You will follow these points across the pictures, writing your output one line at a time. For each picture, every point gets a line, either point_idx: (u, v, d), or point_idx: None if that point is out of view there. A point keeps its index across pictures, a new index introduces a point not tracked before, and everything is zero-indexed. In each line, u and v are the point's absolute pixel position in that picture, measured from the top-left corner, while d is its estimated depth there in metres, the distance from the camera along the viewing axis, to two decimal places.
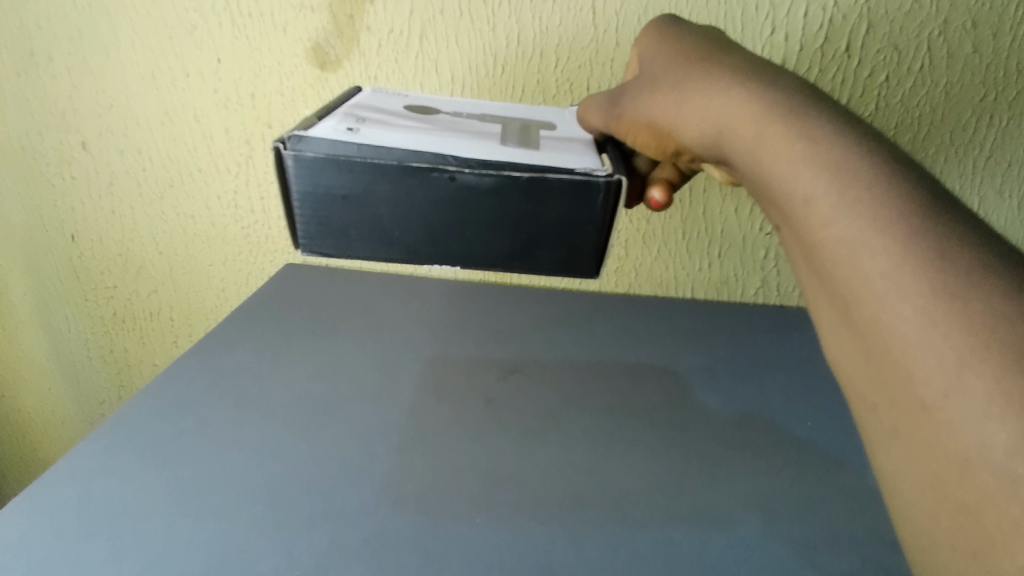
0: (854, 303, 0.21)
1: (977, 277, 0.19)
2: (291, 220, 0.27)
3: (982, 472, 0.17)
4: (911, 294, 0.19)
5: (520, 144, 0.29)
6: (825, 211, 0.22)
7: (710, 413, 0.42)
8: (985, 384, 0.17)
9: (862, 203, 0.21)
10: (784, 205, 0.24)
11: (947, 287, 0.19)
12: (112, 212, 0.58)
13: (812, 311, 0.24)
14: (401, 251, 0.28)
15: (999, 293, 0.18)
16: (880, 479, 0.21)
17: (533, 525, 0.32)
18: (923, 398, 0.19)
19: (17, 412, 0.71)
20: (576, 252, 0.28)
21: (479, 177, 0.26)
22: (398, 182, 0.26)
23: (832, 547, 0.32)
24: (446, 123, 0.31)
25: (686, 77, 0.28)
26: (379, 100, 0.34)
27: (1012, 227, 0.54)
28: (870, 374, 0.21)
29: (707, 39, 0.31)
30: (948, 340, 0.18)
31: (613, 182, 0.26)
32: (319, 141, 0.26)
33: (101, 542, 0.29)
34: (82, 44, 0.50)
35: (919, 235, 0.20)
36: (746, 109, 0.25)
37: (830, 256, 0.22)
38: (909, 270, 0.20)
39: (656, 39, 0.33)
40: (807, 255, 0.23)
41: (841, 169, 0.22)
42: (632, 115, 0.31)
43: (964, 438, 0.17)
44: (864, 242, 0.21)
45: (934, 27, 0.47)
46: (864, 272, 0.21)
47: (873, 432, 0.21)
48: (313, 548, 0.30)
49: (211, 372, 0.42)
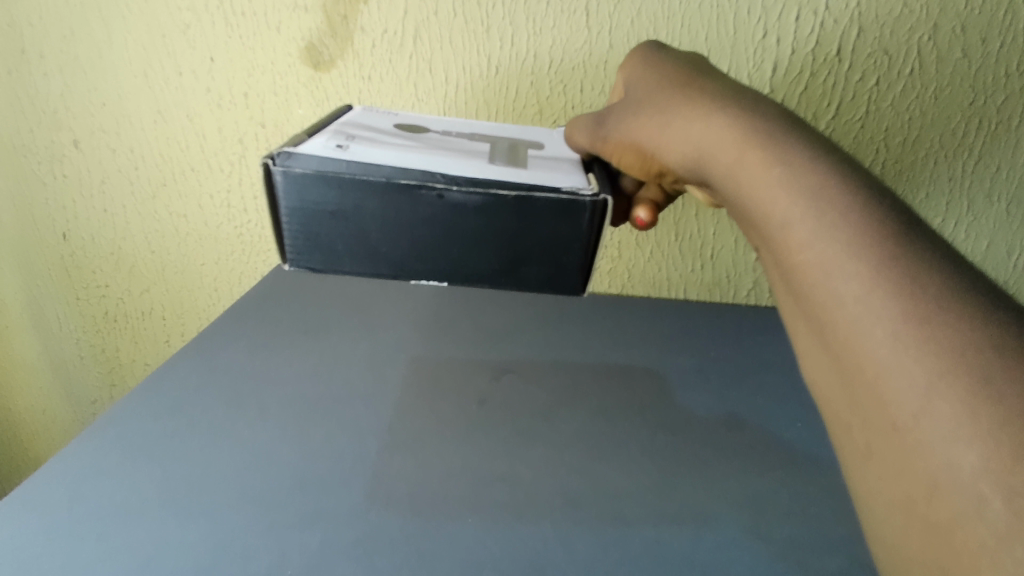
0: (830, 326, 0.21)
1: (948, 301, 0.19)
2: (279, 235, 0.27)
3: (951, 491, 0.17)
4: (883, 318, 0.20)
5: (509, 163, 0.29)
6: (802, 235, 0.22)
7: (697, 415, 0.43)
8: (953, 407, 0.18)
9: (837, 228, 0.22)
10: (764, 228, 0.24)
11: (918, 311, 0.19)
12: (103, 211, 0.58)
13: (791, 333, 0.24)
14: (390, 266, 0.28)
15: (967, 318, 0.19)
16: (856, 496, 0.21)
17: (523, 524, 0.32)
18: (896, 419, 0.19)
19: (7, 410, 0.71)
20: (563, 269, 0.28)
21: (467, 195, 0.26)
22: (386, 199, 0.26)
23: (816, 548, 0.33)
24: (436, 141, 0.31)
25: (669, 100, 0.29)
26: (369, 117, 0.35)
27: (1000, 230, 0.54)
28: (846, 395, 0.21)
29: (691, 64, 0.32)
30: (919, 363, 0.19)
31: (599, 201, 0.26)
32: (308, 157, 0.26)
33: (92, 542, 0.29)
34: (73, 42, 0.50)
35: (892, 260, 0.20)
36: (727, 134, 0.26)
37: (807, 281, 0.22)
38: (881, 293, 0.20)
39: (642, 62, 0.33)
40: (786, 279, 0.24)
41: (816, 195, 0.23)
42: (618, 134, 0.31)
43: (935, 459, 0.18)
44: (838, 266, 0.21)
45: (923, 33, 0.47)
46: (839, 296, 0.21)
47: (850, 451, 0.21)
48: (305, 549, 0.30)
49: (202, 373, 0.42)
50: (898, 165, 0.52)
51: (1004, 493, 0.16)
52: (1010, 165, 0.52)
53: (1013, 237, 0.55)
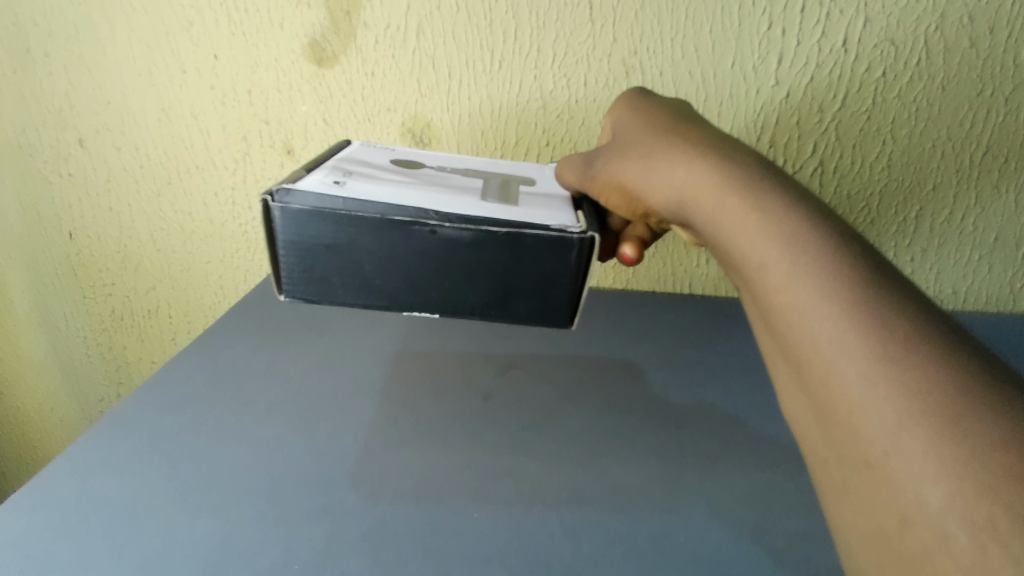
0: (806, 367, 0.22)
1: (916, 342, 0.20)
2: (277, 268, 0.28)
3: (920, 527, 0.18)
4: (855, 360, 0.21)
5: (500, 200, 0.30)
6: (779, 278, 0.24)
7: (703, 410, 0.44)
8: (922, 446, 0.19)
9: (810, 273, 0.23)
10: (745, 270, 0.26)
11: (886, 353, 0.20)
12: (108, 210, 0.59)
13: (772, 373, 0.25)
14: (383, 298, 0.29)
15: (932, 359, 0.20)
16: (834, 529, 0.22)
17: (529, 518, 0.34)
18: (868, 455, 0.20)
19: (15, 408, 0.73)
20: (552, 303, 0.29)
21: (459, 231, 0.27)
22: (381, 235, 0.27)
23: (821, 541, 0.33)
24: (431, 177, 0.32)
25: (654, 146, 0.30)
26: (366, 153, 0.35)
27: (1008, 222, 0.54)
28: (823, 432, 0.22)
29: (675, 112, 0.33)
30: (888, 402, 0.20)
31: (587, 239, 0.27)
32: (305, 195, 0.27)
33: (101, 537, 0.31)
34: (77, 41, 0.50)
35: (863, 303, 0.21)
36: (708, 179, 0.27)
37: (785, 322, 0.23)
38: (844, 329, 0.21)
39: (629, 109, 0.35)
40: (767, 318, 0.25)
41: (790, 240, 0.24)
42: (606, 174, 0.32)
43: (907, 494, 0.19)
44: (813, 309, 0.22)
45: (930, 22, 0.47)
46: (814, 337, 0.22)
47: (826, 485, 0.22)
48: (313, 544, 0.31)
49: (207, 369, 0.44)
50: (906, 155, 0.52)
51: (969, 530, 0.17)
52: (1018, 156, 0.51)
53: (1021, 229, 0.55)
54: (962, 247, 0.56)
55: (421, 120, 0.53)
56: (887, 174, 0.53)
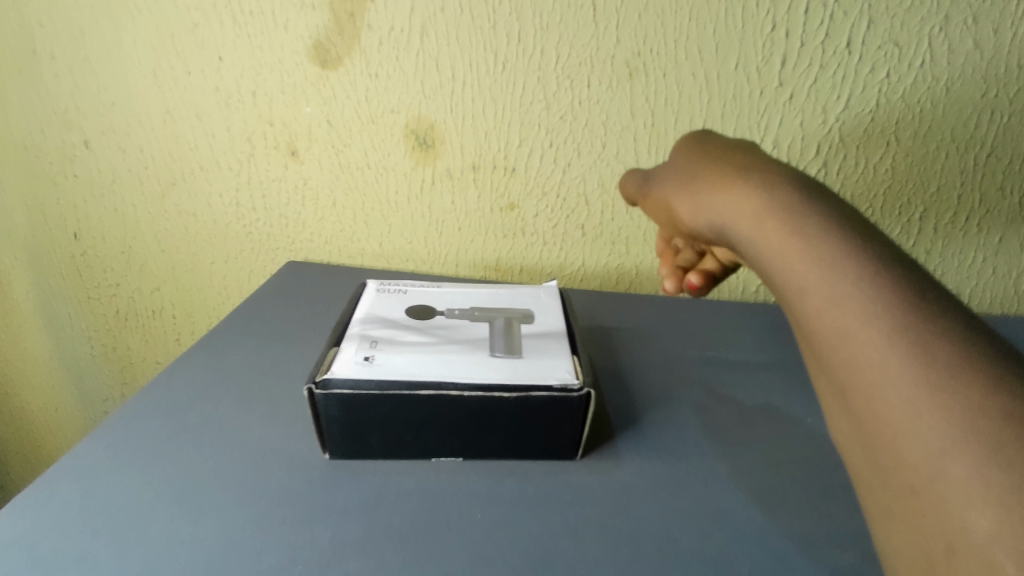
0: (849, 390, 0.22)
1: (959, 368, 0.20)
2: None
3: (965, 555, 0.17)
4: (897, 384, 0.20)
5: None
6: (816, 302, 0.24)
7: (712, 409, 0.43)
8: (967, 472, 0.18)
9: (851, 296, 0.23)
10: (785, 293, 0.26)
11: (930, 378, 0.20)
12: (113, 211, 0.58)
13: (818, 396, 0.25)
14: None
15: (978, 387, 0.19)
16: (883, 554, 0.21)
17: (533, 519, 0.33)
18: (912, 480, 0.19)
19: (18, 409, 0.72)
20: None
21: None
22: None
23: (829, 541, 0.32)
24: None
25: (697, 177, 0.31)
26: None
27: (1013, 223, 0.54)
28: (867, 457, 0.21)
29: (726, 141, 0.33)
30: (933, 428, 0.19)
31: None
32: None
33: (106, 538, 0.30)
34: (83, 43, 0.51)
35: (905, 328, 0.21)
36: (747, 206, 0.28)
37: (826, 344, 0.23)
38: (895, 348, 0.21)
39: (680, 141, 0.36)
40: (808, 343, 0.24)
41: (834, 257, 0.24)
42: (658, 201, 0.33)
43: (950, 521, 0.18)
44: (853, 332, 0.22)
45: (935, 23, 0.46)
46: (854, 360, 0.22)
47: (874, 510, 0.21)
48: (315, 544, 0.30)
49: (212, 370, 0.43)
50: (909, 157, 0.51)
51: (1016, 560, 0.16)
52: None
53: None
54: (966, 249, 0.55)
55: (425, 121, 0.53)
56: (891, 176, 0.52)
